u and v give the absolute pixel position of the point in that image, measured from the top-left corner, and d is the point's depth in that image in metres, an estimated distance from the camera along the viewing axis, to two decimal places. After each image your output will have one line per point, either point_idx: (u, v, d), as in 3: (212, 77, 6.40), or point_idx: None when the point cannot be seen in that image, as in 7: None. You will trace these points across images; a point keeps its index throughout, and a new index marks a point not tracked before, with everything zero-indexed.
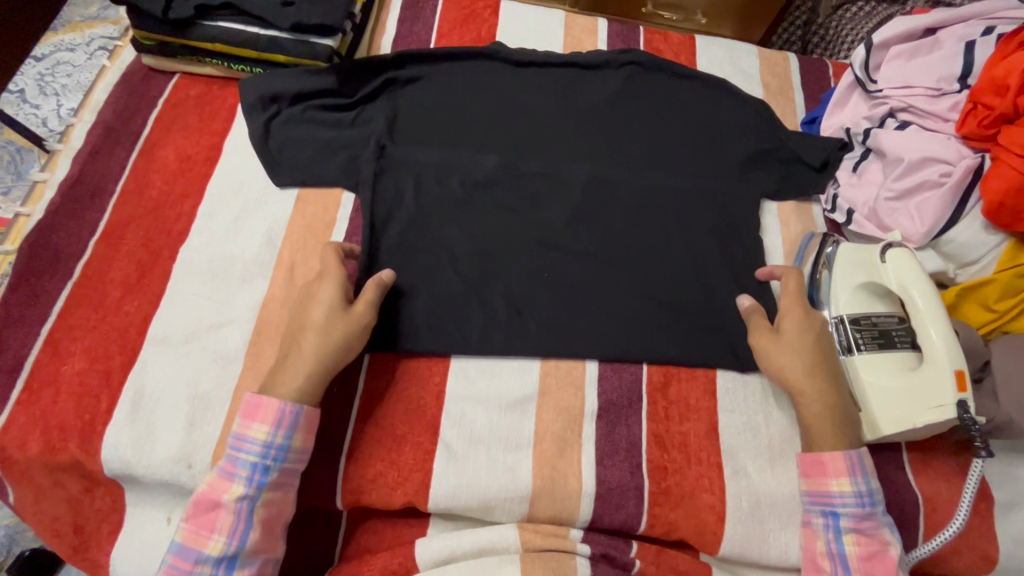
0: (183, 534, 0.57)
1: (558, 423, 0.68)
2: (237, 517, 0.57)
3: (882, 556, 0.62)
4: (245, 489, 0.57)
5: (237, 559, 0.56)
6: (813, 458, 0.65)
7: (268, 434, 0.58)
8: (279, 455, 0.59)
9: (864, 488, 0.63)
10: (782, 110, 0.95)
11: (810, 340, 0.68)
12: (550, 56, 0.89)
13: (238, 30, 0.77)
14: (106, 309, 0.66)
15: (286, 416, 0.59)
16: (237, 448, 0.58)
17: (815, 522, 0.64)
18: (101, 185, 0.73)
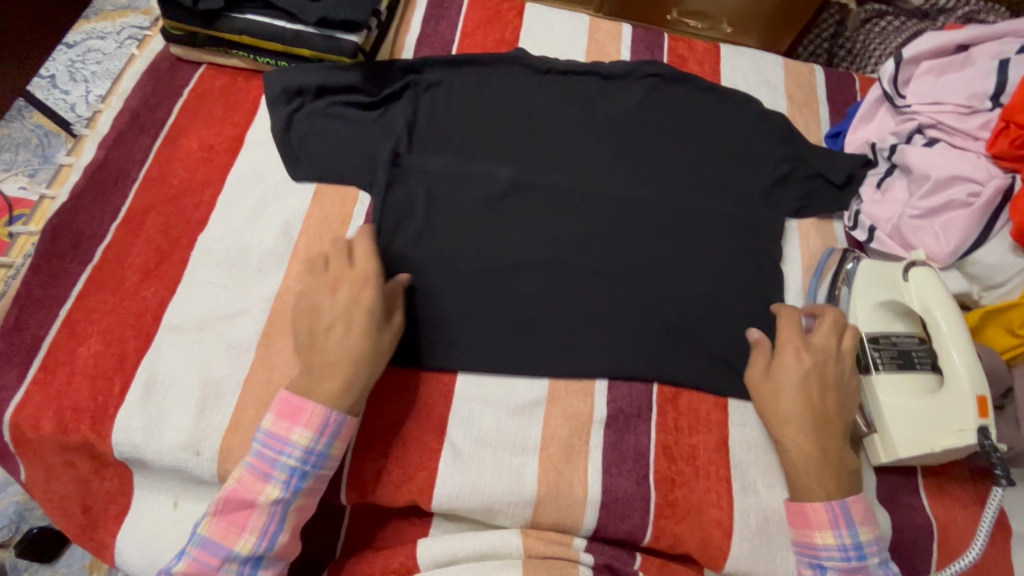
0: (211, 529, 0.57)
1: (566, 429, 0.68)
2: (270, 518, 0.57)
3: None
4: (280, 492, 0.57)
5: (264, 558, 0.58)
6: (797, 507, 0.63)
7: (311, 441, 0.58)
8: (318, 463, 0.59)
9: (851, 540, 0.61)
10: (807, 123, 0.94)
11: (795, 385, 0.65)
12: (572, 65, 0.90)
13: (265, 23, 0.77)
14: (124, 293, 0.67)
15: (329, 424, 0.59)
16: (277, 451, 0.58)
17: (804, 573, 0.63)
18: (124, 171, 0.74)
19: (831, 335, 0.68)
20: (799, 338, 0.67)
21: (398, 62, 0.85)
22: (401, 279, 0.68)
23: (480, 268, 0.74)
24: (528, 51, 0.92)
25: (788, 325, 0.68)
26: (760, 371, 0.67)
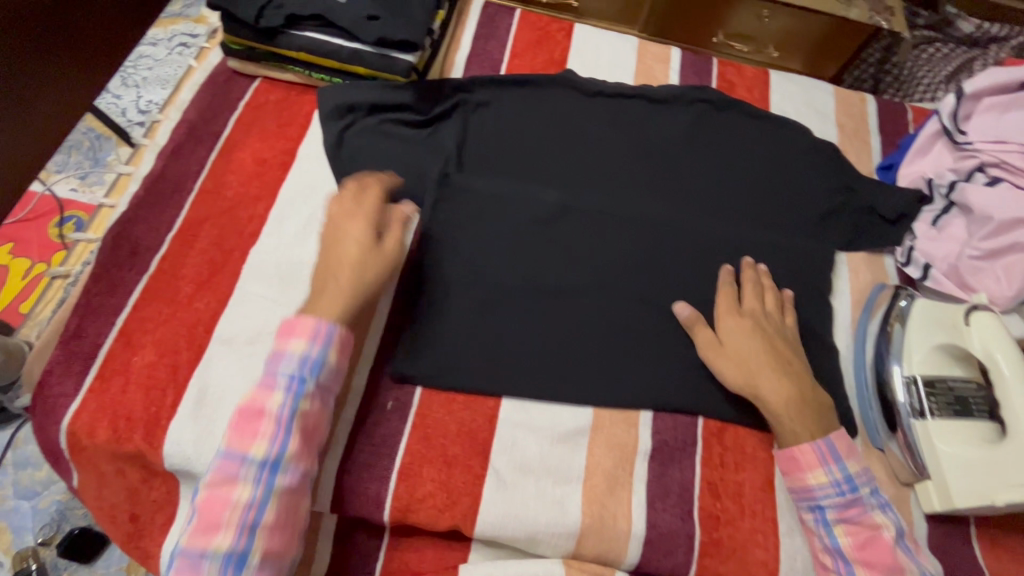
0: (227, 442, 0.55)
1: (610, 460, 0.67)
2: (278, 424, 0.55)
3: (876, 542, 0.61)
4: (284, 398, 0.56)
5: (279, 464, 0.54)
6: (786, 454, 0.64)
7: (307, 347, 0.57)
8: (315, 369, 0.57)
9: (842, 475, 0.62)
10: (857, 154, 0.92)
11: (749, 340, 0.69)
12: (621, 88, 0.90)
13: (324, 41, 0.78)
14: (177, 305, 0.68)
15: (322, 330, 0.58)
16: (277, 361, 0.57)
17: (807, 519, 0.64)
18: (181, 182, 0.75)
19: (762, 296, 0.74)
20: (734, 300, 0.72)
21: (448, 81, 0.85)
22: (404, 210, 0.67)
23: (526, 291, 0.74)
24: (576, 72, 0.92)
25: (725, 295, 0.73)
26: (713, 341, 0.70)
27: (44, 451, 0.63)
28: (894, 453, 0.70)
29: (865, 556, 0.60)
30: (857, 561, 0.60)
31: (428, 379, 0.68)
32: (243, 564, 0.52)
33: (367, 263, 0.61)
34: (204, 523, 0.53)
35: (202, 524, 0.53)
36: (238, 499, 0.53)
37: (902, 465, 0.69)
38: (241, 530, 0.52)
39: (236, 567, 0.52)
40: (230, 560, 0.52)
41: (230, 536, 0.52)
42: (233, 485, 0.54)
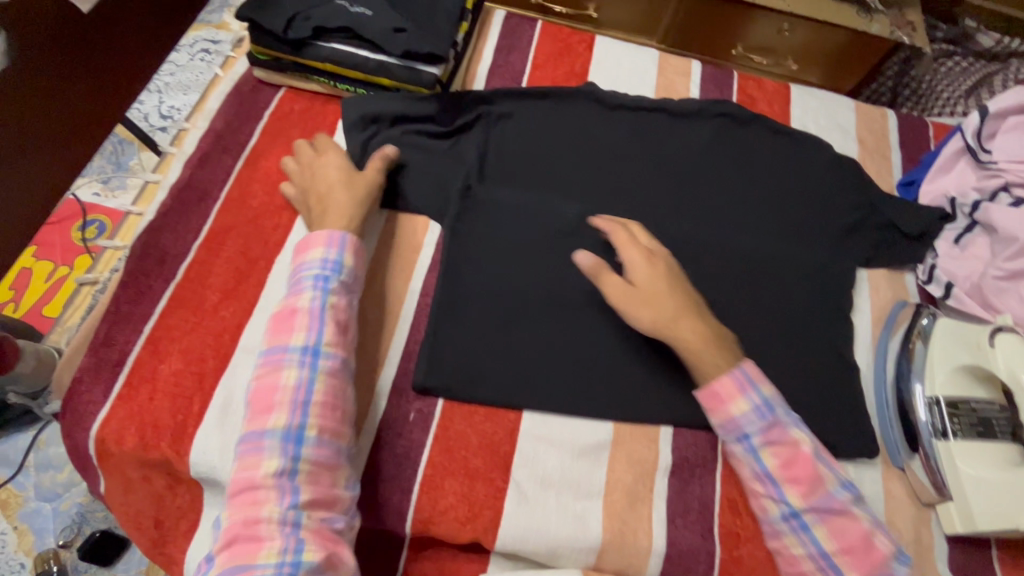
0: (268, 342, 0.62)
1: (630, 476, 0.67)
2: (312, 315, 0.61)
3: (799, 457, 0.62)
4: (313, 294, 0.62)
5: (319, 348, 0.60)
6: (707, 391, 0.64)
7: (324, 252, 0.64)
8: (336, 268, 0.64)
9: (761, 399, 0.63)
10: (878, 169, 0.92)
11: (655, 281, 0.68)
12: (641, 101, 0.90)
13: (351, 52, 0.79)
14: (203, 313, 0.68)
15: (336, 238, 0.66)
16: (302, 270, 0.64)
17: (735, 450, 0.64)
18: (207, 191, 0.76)
19: (654, 240, 0.74)
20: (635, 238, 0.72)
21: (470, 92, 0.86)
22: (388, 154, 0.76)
23: (548, 303, 0.74)
24: (597, 84, 0.92)
25: (623, 237, 0.71)
26: (624, 285, 0.68)
27: (72, 457, 0.63)
28: (914, 472, 0.70)
29: (791, 474, 0.62)
30: (783, 480, 0.62)
31: (450, 390, 0.69)
32: (301, 439, 0.57)
33: (353, 182, 0.71)
34: (259, 404, 0.58)
35: (258, 407, 0.59)
36: (287, 380, 0.59)
37: (924, 485, 0.69)
38: (294, 407, 0.58)
39: (296, 443, 0.56)
40: (289, 436, 0.57)
41: (285, 413, 0.57)
42: (280, 370, 0.59)
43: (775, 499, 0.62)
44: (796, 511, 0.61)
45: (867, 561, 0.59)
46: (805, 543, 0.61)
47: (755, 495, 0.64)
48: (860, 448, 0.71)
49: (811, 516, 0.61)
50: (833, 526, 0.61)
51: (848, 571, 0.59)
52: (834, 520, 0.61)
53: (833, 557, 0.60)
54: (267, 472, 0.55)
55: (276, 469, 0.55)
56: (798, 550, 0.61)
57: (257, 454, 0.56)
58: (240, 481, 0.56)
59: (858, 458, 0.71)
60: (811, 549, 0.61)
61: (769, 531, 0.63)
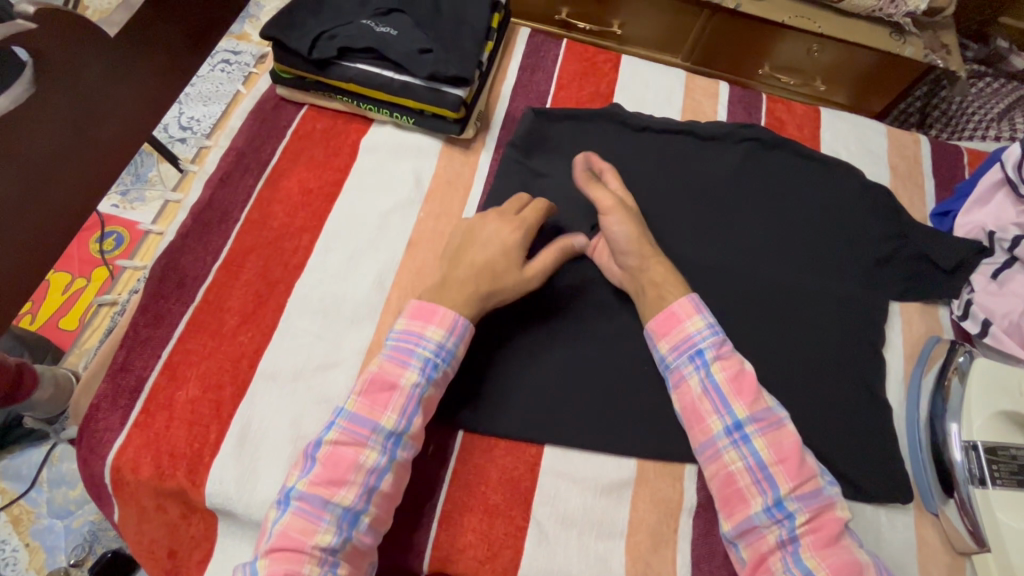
0: (357, 406, 0.61)
1: (654, 516, 0.65)
2: (409, 400, 0.61)
3: (745, 375, 0.64)
4: (418, 377, 0.62)
5: (402, 438, 0.60)
6: (665, 312, 0.68)
7: (443, 338, 0.64)
8: (446, 359, 0.64)
9: (712, 320, 0.67)
10: (910, 198, 0.89)
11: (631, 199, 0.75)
12: (667, 123, 0.88)
13: (375, 73, 0.78)
14: (222, 337, 0.68)
15: (457, 327, 0.65)
16: (414, 342, 0.64)
17: (688, 369, 0.65)
18: (227, 212, 0.75)
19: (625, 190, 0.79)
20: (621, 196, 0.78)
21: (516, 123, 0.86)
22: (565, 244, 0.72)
23: (571, 333, 0.73)
24: (623, 106, 0.91)
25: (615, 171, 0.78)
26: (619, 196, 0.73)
27: (88, 485, 0.63)
28: (949, 518, 0.67)
29: (736, 387, 0.63)
30: (730, 394, 0.63)
31: (469, 423, 0.67)
32: (356, 523, 0.57)
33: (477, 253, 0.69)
34: (330, 474, 0.58)
35: (328, 474, 0.58)
36: (365, 462, 0.58)
37: (959, 533, 0.66)
38: (364, 491, 0.58)
39: (351, 524, 0.57)
40: (350, 516, 0.57)
41: (353, 494, 0.57)
42: (362, 447, 0.59)
43: (719, 414, 0.63)
44: (739, 423, 0.62)
45: (802, 474, 0.59)
46: (745, 457, 0.61)
47: (700, 414, 0.64)
48: (893, 493, 0.68)
49: (753, 427, 0.62)
50: (772, 439, 0.61)
51: (782, 483, 0.59)
52: (771, 432, 0.62)
53: (769, 469, 0.60)
54: (316, 544, 0.55)
55: (326, 545, 0.55)
56: (737, 463, 0.61)
57: (313, 522, 0.56)
58: (285, 541, 0.55)
59: (891, 503, 0.68)
60: (749, 462, 0.61)
61: (708, 451, 0.63)
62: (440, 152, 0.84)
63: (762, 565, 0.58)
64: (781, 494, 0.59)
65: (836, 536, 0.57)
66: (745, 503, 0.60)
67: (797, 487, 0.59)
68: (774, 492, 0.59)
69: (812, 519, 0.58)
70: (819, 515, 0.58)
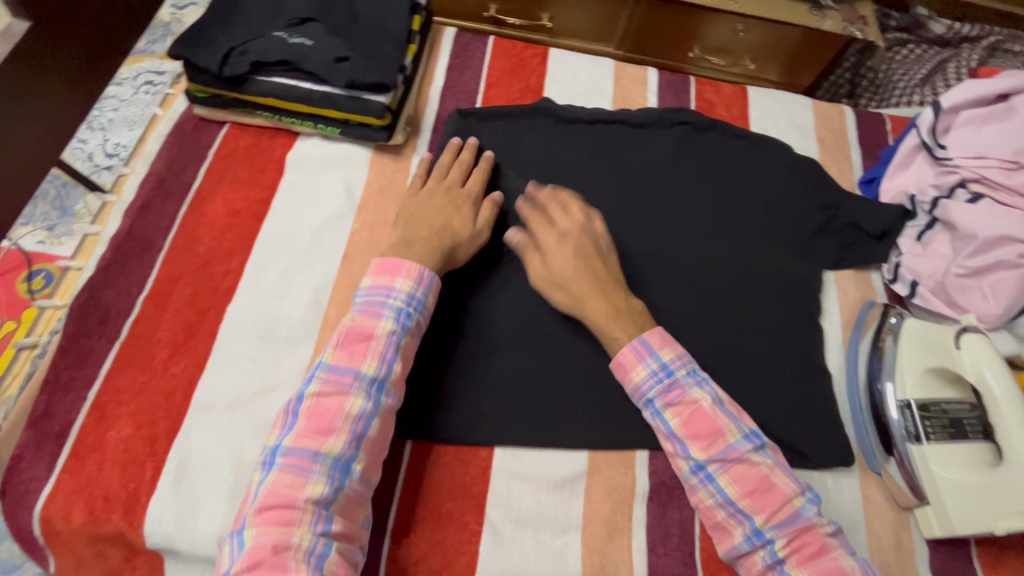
0: (335, 357, 0.61)
1: (607, 505, 0.66)
2: (387, 346, 0.63)
3: (698, 415, 0.63)
4: (393, 325, 0.64)
5: (385, 384, 0.62)
6: (611, 366, 0.67)
7: (412, 288, 0.66)
8: (418, 308, 0.66)
9: (659, 364, 0.65)
10: (839, 169, 0.91)
11: (559, 247, 0.72)
12: (598, 113, 0.89)
13: (292, 85, 0.76)
14: (152, 371, 0.65)
15: (424, 277, 0.67)
16: (383, 296, 0.65)
17: (646, 417, 0.66)
18: (150, 241, 0.73)
19: (575, 212, 0.75)
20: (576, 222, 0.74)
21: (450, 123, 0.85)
22: (496, 198, 0.76)
23: (515, 332, 0.73)
24: (553, 100, 0.91)
25: (537, 220, 0.74)
26: (540, 268, 0.72)
27: (17, 539, 0.60)
28: (891, 475, 0.68)
29: (691, 430, 0.62)
30: (686, 439, 0.62)
31: (416, 432, 0.67)
32: (348, 471, 0.57)
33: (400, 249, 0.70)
34: (316, 425, 0.58)
35: (314, 425, 0.58)
36: (351, 409, 0.59)
37: (901, 488, 0.67)
38: (352, 438, 0.58)
39: (343, 472, 0.57)
40: (341, 464, 0.57)
41: (341, 442, 0.58)
42: (345, 396, 0.60)
43: (680, 457, 0.63)
44: (701, 464, 0.62)
45: (770, 502, 0.59)
46: (714, 494, 0.61)
47: (668, 456, 0.64)
48: (837, 457, 0.70)
49: (714, 466, 0.61)
50: (736, 472, 0.61)
51: (756, 513, 0.59)
52: (734, 467, 0.61)
53: (738, 502, 0.60)
54: (310, 496, 0.55)
55: (318, 497, 0.55)
56: (708, 500, 0.61)
57: (303, 474, 0.55)
58: (274, 498, 0.55)
59: (835, 467, 0.70)
60: (719, 498, 0.61)
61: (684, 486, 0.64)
62: (370, 160, 0.82)
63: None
64: (757, 523, 0.59)
65: (819, 551, 0.57)
66: (728, 532, 0.61)
67: (770, 515, 0.59)
68: (750, 521, 0.60)
69: (793, 541, 0.58)
70: (799, 537, 0.58)
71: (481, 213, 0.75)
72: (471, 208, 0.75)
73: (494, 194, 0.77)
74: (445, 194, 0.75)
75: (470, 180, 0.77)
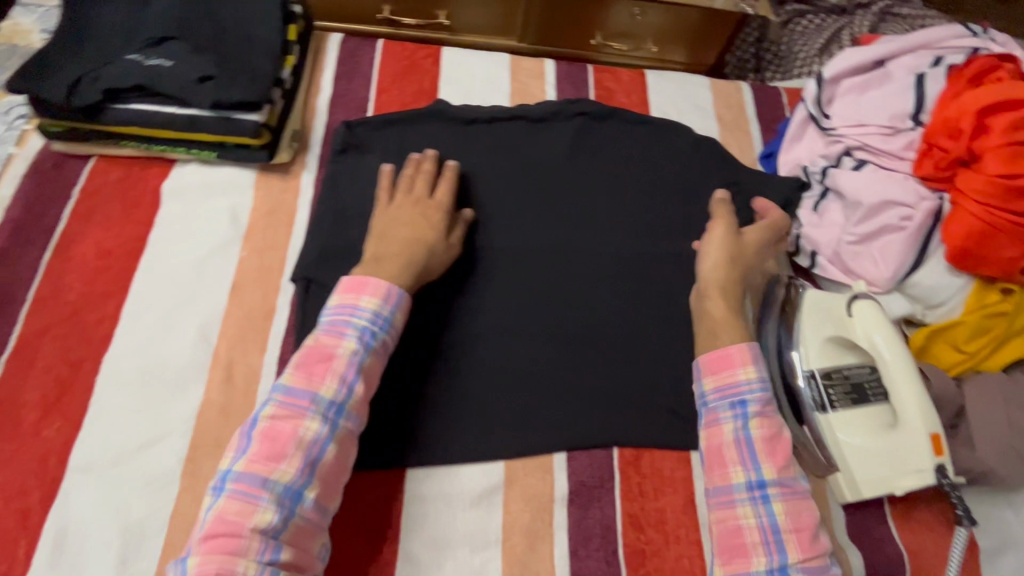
0: (292, 378, 0.58)
1: (526, 514, 0.64)
2: (349, 365, 0.60)
3: (779, 440, 0.61)
4: (357, 345, 0.61)
5: (345, 407, 0.58)
6: (721, 351, 0.64)
7: (379, 306, 0.63)
8: (383, 327, 0.64)
9: (765, 376, 0.64)
10: (739, 145, 0.92)
11: (758, 249, 0.73)
12: (495, 111, 0.87)
13: (153, 111, 0.71)
14: (20, 437, 0.60)
15: (392, 295, 0.65)
16: (348, 315, 0.63)
17: (725, 416, 0.62)
18: (11, 294, 0.67)
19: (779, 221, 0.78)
20: (766, 231, 0.75)
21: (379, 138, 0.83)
22: (467, 215, 0.76)
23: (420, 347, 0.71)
24: (449, 101, 0.88)
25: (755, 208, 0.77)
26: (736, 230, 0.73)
27: None
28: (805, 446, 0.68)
29: (770, 448, 0.60)
30: (763, 453, 0.60)
31: None
32: (300, 498, 0.54)
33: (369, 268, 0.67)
34: (269, 450, 0.54)
35: (266, 450, 0.54)
36: (306, 433, 0.56)
37: (814, 459, 0.67)
38: (307, 464, 0.55)
39: (295, 500, 0.53)
40: (293, 492, 0.53)
41: (294, 468, 0.54)
42: (300, 419, 0.56)
43: (745, 467, 0.60)
44: (763, 481, 0.59)
45: (814, 547, 0.56)
46: (760, 515, 0.58)
47: (722, 461, 0.61)
48: None
49: (775, 490, 0.58)
50: (792, 506, 0.58)
51: (792, 549, 0.56)
52: (793, 498, 0.59)
53: (782, 533, 0.57)
54: (257, 525, 0.51)
55: (266, 526, 0.52)
56: (750, 519, 0.58)
57: (251, 501, 0.52)
58: (221, 525, 0.51)
59: None
60: (763, 521, 0.57)
61: (722, 498, 0.60)
62: (255, 182, 0.78)
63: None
64: (788, 559, 0.56)
65: None
66: (747, 559, 0.56)
67: (805, 559, 0.56)
68: (781, 556, 0.56)
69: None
70: None
71: (455, 232, 0.74)
72: (441, 221, 0.73)
73: (464, 211, 0.76)
74: (417, 207, 0.73)
75: (437, 191, 0.75)
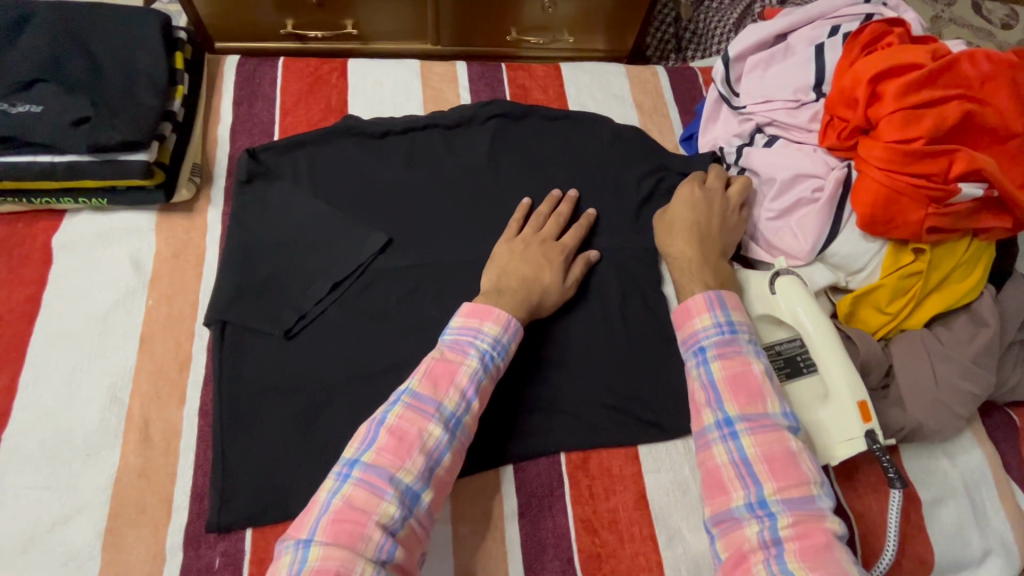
0: (420, 383, 0.57)
1: (477, 534, 0.64)
2: (472, 378, 0.59)
3: (746, 376, 0.60)
4: (478, 363, 0.60)
5: (463, 421, 0.58)
6: (679, 306, 0.66)
7: (500, 333, 0.62)
8: (502, 354, 0.62)
9: (725, 318, 0.63)
10: (660, 130, 0.92)
11: (680, 211, 0.74)
12: (409, 121, 0.83)
13: (26, 161, 0.67)
14: None
15: (510, 325, 0.63)
16: (471, 336, 0.62)
17: (689, 366, 0.63)
18: None
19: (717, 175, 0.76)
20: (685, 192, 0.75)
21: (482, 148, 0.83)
22: (588, 255, 0.74)
23: (348, 377, 0.66)
24: (359, 116, 0.85)
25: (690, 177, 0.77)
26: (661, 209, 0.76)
27: None
28: None
29: (734, 385, 0.59)
30: (726, 392, 0.59)
31: (254, 518, 0.59)
32: (417, 501, 0.53)
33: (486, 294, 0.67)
34: (396, 447, 0.53)
35: (394, 447, 0.53)
36: (428, 439, 0.55)
37: None
38: (426, 469, 0.54)
39: (414, 501, 0.53)
40: (413, 493, 0.53)
41: (417, 470, 0.53)
42: (425, 423, 0.55)
43: (712, 407, 0.59)
44: (730, 419, 0.58)
45: (789, 478, 0.54)
46: (731, 451, 0.56)
47: (694, 407, 0.61)
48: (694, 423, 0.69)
49: (743, 425, 0.57)
50: (763, 438, 0.56)
51: (766, 480, 0.54)
52: (763, 432, 0.57)
53: (754, 465, 0.55)
54: (381, 520, 0.50)
55: (388, 522, 0.51)
56: (722, 457, 0.57)
57: (376, 494, 0.51)
58: (348, 513, 0.50)
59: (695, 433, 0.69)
60: (734, 457, 0.56)
61: (698, 441, 0.59)
62: (157, 225, 0.74)
63: (740, 564, 0.51)
64: (765, 492, 0.54)
65: (823, 545, 0.51)
66: (726, 496, 0.55)
67: (782, 489, 0.54)
68: (757, 488, 0.54)
69: (798, 526, 0.52)
70: (806, 523, 0.52)
71: (572, 270, 0.72)
72: (563, 263, 0.71)
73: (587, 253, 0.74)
74: (539, 246, 0.72)
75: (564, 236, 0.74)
